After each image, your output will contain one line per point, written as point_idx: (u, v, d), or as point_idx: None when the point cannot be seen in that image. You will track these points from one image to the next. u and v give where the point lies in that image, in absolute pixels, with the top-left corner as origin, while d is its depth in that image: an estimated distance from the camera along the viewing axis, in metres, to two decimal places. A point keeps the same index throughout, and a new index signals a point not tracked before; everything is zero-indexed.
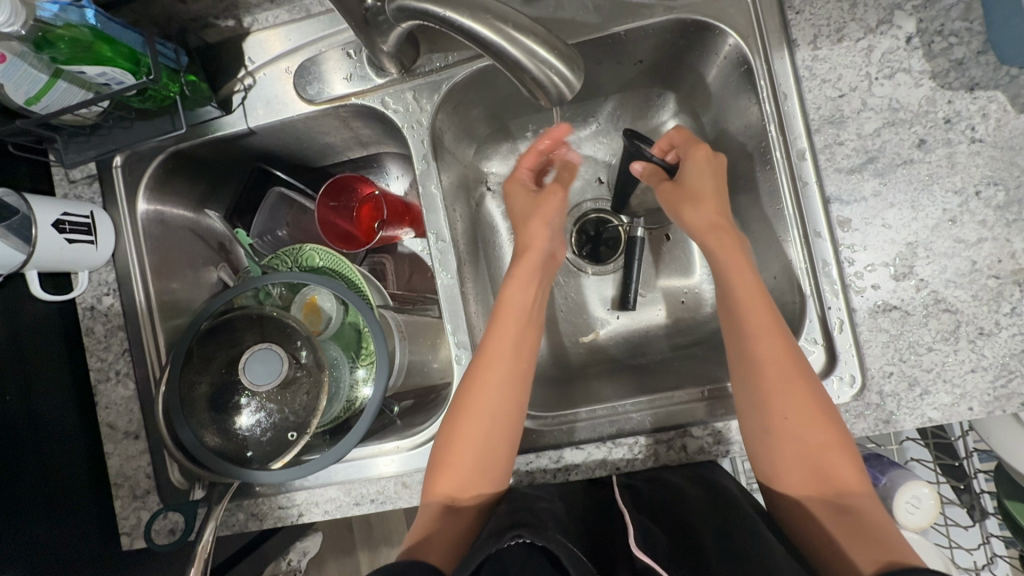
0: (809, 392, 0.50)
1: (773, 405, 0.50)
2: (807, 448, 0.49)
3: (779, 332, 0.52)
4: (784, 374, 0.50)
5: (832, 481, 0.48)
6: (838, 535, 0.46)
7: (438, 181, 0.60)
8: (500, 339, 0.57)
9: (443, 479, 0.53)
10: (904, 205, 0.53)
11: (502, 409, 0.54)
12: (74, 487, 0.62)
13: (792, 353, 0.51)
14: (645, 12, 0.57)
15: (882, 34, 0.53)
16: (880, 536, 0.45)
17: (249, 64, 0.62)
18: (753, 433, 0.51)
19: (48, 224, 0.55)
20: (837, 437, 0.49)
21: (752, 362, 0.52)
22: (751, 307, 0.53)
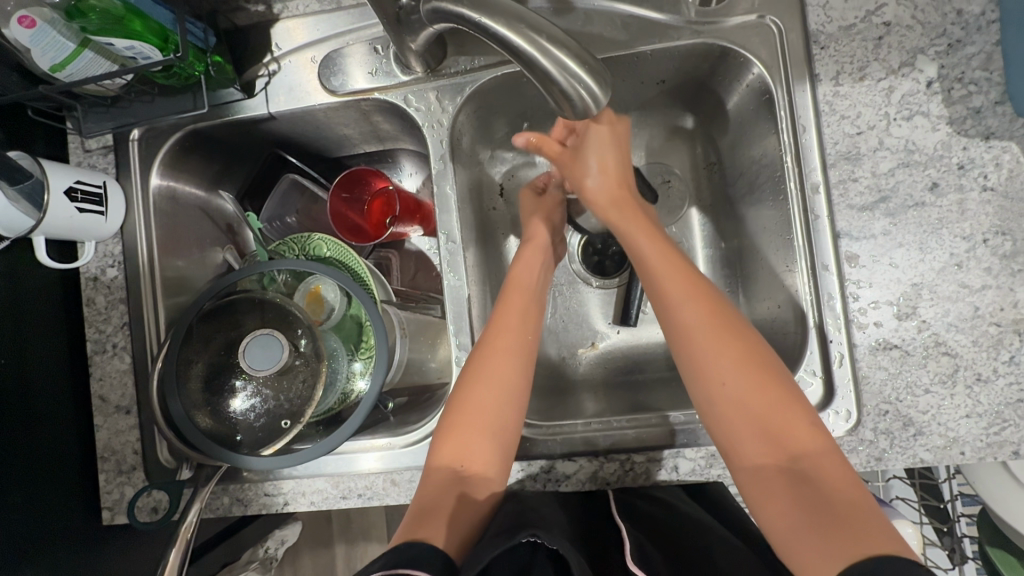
0: (753, 366, 0.50)
1: (724, 385, 0.50)
2: (761, 425, 0.48)
3: (715, 312, 0.52)
4: (728, 351, 0.50)
5: (795, 459, 0.47)
6: (807, 511, 0.44)
7: (453, 182, 0.60)
8: (512, 312, 0.59)
9: (451, 450, 0.54)
10: (912, 245, 0.53)
11: (513, 376, 0.56)
12: (60, 457, 0.61)
13: (732, 330, 0.51)
14: (673, 34, 0.58)
15: (904, 77, 0.54)
16: (849, 508, 0.43)
17: (275, 50, 0.62)
18: (712, 417, 0.50)
19: (60, 191, 0.55)
20: (793, 410, 0.48)
21: (695, 342, 0.52)
22: (681, 288, 0.53)
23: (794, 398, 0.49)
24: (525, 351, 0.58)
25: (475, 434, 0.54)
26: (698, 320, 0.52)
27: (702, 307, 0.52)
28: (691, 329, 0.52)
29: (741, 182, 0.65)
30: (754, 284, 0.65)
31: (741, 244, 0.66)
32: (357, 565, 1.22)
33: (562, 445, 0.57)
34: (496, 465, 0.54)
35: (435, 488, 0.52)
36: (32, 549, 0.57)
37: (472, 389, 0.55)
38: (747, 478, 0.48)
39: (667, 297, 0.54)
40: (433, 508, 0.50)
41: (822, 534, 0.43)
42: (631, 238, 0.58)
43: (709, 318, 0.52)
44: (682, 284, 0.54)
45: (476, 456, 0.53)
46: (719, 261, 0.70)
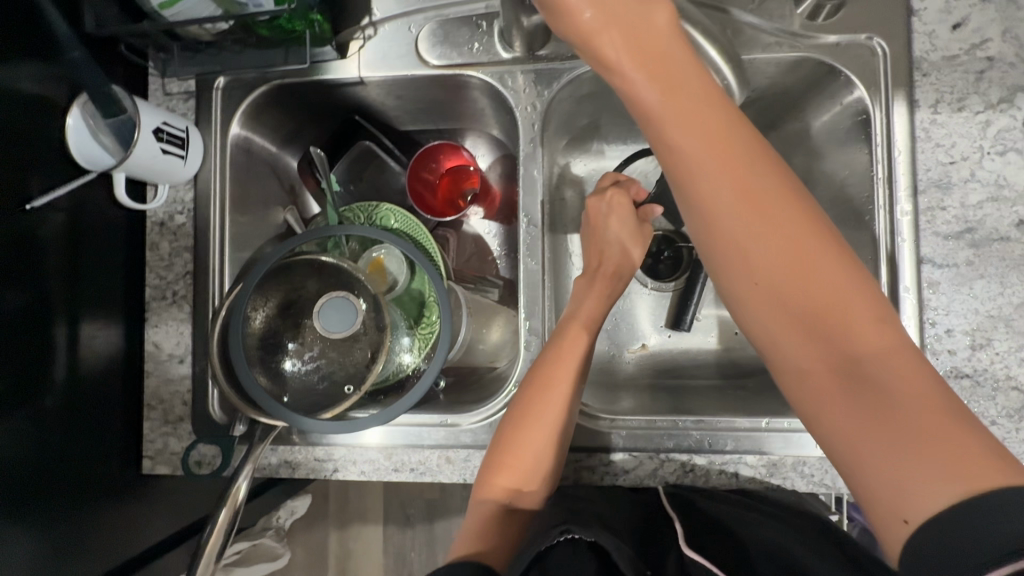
0: (774, 274, 0.40)
1: (786, 289, 0.39)
2: (819, 330, 0.38)
3: (770, 178, 0.40)
4: (792, 246, 0.39)
5: (875, 379, 0.36)
6: (925, 453, 0.34)
7: (541, 166, 0.60)
8: (565, 356, 0.55)
9: (497, 481, 0.53)
10: (993, 279, 0.54)
11: (559, 419, 0.54)
12: (111, 400, 0.60)
13: (728, 202, 0.40)
14: (776, 45, 0.58)
15: (1002, 112, 0.54)
16: (957, 442, 0.33)
17: (374, 14, 0.62)
18: (788, 344, 0.39)
19: (150, 130, 0.54)
20: (863, 288, 0.39)
21: (726, 235, 0.41)
22: (687, 163, 0.41)
23: (874, 292, 0.39)
24: (575, 395, 0.55)
25: (525, 463, 0.53)
26: (741, 223, 0.40)
27: (743, 186, 0.40)
28: (723, 226, 0.41)
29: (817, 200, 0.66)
30: None
31: None
32: (353, 545, 1.20)
33: (624, 439, 0.58)
34: (540, 496, 0.54)
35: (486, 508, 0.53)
36: (76, 490, 0.56)
37: (528, 417, 0.54)
38: (844, 428, 0.37)
39: (703, 189, 0.41)
40: (481, 530, 0.52)
41: (935, 467, 0.33)
42: (656, 119, 0.42)
43: (753, 206, 0.40)
44: (723, 160, 0.40)
45: (526, 483, 0.53)
46: None
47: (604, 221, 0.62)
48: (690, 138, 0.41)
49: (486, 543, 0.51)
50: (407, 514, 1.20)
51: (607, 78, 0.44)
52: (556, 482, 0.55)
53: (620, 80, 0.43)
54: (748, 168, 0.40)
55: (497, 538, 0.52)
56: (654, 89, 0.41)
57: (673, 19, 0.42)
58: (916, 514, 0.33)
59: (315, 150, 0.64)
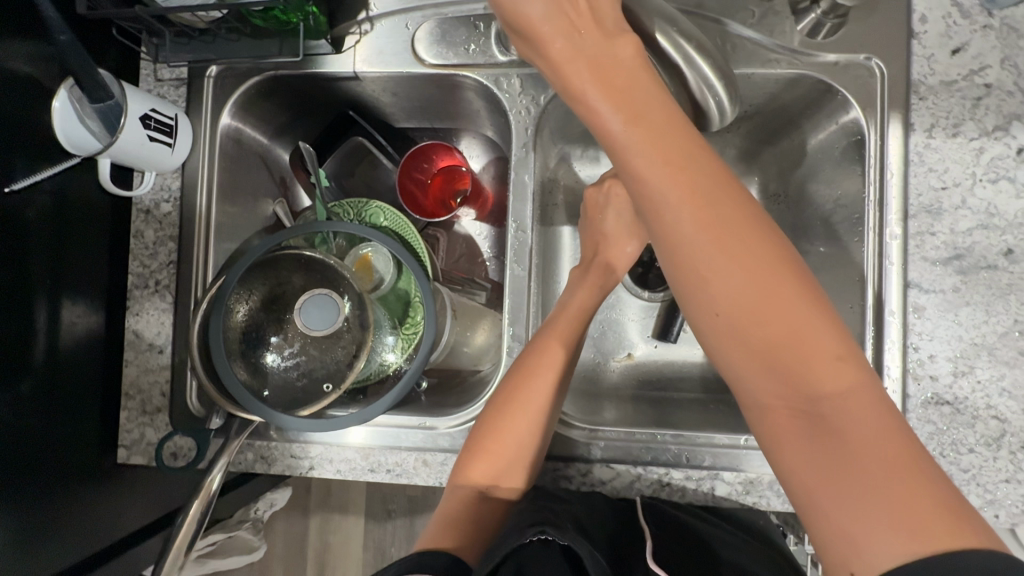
0: (740, 317, 0.38)
1: (750, 330, 0.38)
2: (785, 374, 0.37)
3: (737, 213, 0.39)
4: (760, 286, 0.37)
5: (837, 427, 0.36)
6: (884, 509, 0.34)
7: (532, 172, 0.60)
8: (553, 347, 0.55)
9: (479, 466, 0.53)
10: (979, 306, 0.54)
11: (543, 410, 0.54)
12: (87, 387, 0.60)
13: (703, 227, 0.38)
14: (775, 61, 0.58)
15: (996, 140, 0.54)
16: (915, 499, 0.33)
17: (371, 9, 0.61)
18: (750, 377, 0.38)
19: (136, 117, 0.54)
20: (833, 328, 0.37)
21: (688, 270, 0.39)
22: (662, 182, 0.39)
23: (845, 334, 0.38)
24: (561, 386, 0.55)
25: (502, 458, 0.53)
26: (708, 249, 0.38)
27: (708, 219, 0.38)
28: (688, 260, 0.39)
29: (809, 217, 0.66)
30: None
31: None
32: (332, 538, 1.19)
33: (602, 450, 0.57)
34: (517, 483, 0.54)
35: (459, 500, 0.53)
36: (51, 477, 0.55)
37: (508, 414, 0.54)
38: (806, 474, 0.37)
39: (667, 214, 0.39)
40: (457, 521, 0.52)
41: (889, 519, 0.33)
42: (622, 150, 0.41)
43: (718, 232, 0.38)
44: (687, 190, 0.39)
45: (500, 478, 0.53)
46: None
47: (602, 211, 0.62)
48: (651, 167, 0.40)
49: (461, 528, 0.51)
50: (387, 509, 1.20)
51: (574, 105, 0.44)
52: (535, 473, 0.55)
53: (588, 108, 0.43)
54: (712, 202, 0.38)
55: (470, 531, 0.52)
56: (618, 118, 0.41)
57: (637, 53, 0.43)
58: (866, 565, 0.34)
59: (305, 146, 0.63)
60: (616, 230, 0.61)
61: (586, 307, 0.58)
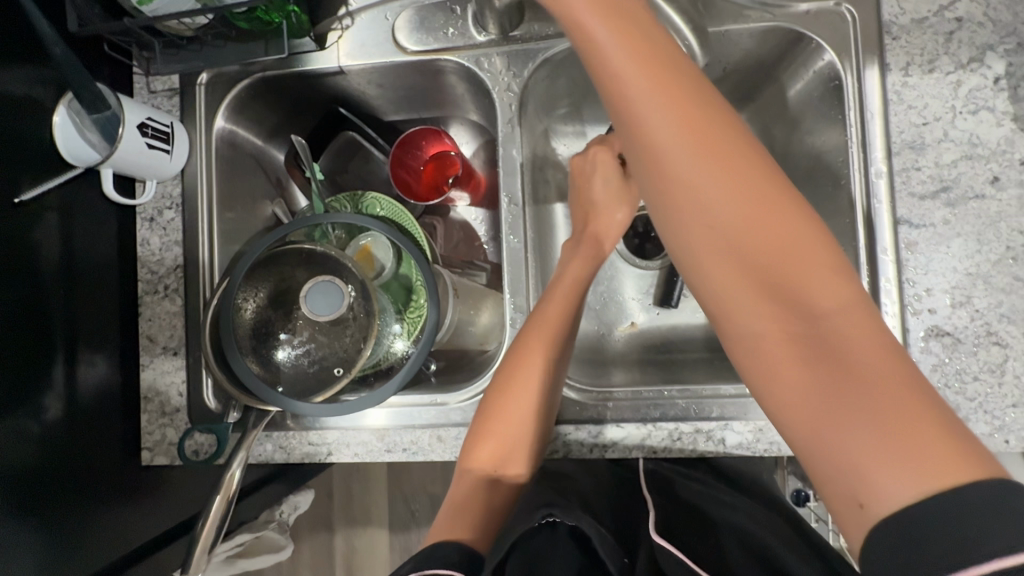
0: (728, 236, 0.37)
1: (739, 245, 0.37)
2: (771, 290, 0.36)
3: (730, 129, 0.38)
4: (757, 201, 0.37)
5: (838, 352, 0.34)
6: (891, 442, 0.32)
7: (519, 146, 0.61)
8: (550, 320, 0.56)
9: (486, 447, 0.54)
10: (971, 237, 0.54)
11: (541, 388, 0.54)
12: (107, 393, 0.61)
13: (685, 137, 0.37)
14: (746, 16, 0.59)
15: (972, 71, 0.55)
16: (924, 431, 0.32)
17: (350, 5, 0.63)
18: (735, 294, 0.37)
19: (134, 126, 0.56)
20: (829, 260, 0.37)
21: (672, 183, 0.38)
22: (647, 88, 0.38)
23: (845, 267, 0.37)
24: (557, 363, 0.55)
25: (509, 440, 0.54)
26: (692, 159, 0.37)
27: (690, 126, 0.38)
28: (668, 169, 0.38)
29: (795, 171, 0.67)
30: None
31: None
32: (359, 539, 1.21)
33: (610, 411, 0.58)
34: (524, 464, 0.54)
35: (470, 485, 0.54)
36: (79, 480, 0.57)
37: (508, 393, 0.54)
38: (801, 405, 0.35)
39: (650, 120, 0.38)
40: (468, 506, 0.52)
41: (900, 446, 0.32)
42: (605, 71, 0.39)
43: (702, 144, 0.37)
44: (670, 99, 0.38)
45: (510, 462, 0.54)
46: None
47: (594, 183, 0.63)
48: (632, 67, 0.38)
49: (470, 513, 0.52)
50: (411, 509, 1.20)
51: None
52: (541, 451, 0.56)
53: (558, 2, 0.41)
54: (699, 115, 0.38)
55: (480, 515, 0.52)
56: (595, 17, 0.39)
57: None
58: (873, 506, 0.32)
59: (298, 138, 0.65)
60: (601, 199, 0.62)
61: (581, 279, 0.59)
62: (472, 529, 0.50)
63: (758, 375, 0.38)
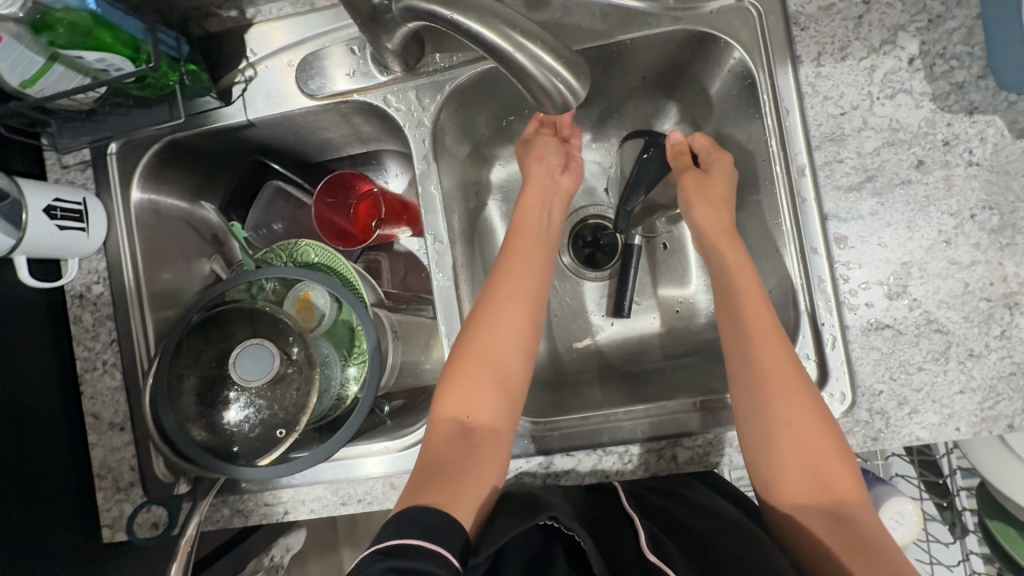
0: (823, 428, 0.50)
1: (792, 437, 0.50)
2: (819, 473, 0.49)
3: (784, 349, 0.52)
4: (809, 405, 0.50)
5: (835, 493, 0.49)
6: (828, 542, 0.47)
7: (438, 182, 0.60)
8: (512, 268, 0.60)
9: (451, 399, 0.55)
10: (901, 225, 0.53)
11: (514, 329, 0.57)
12: (57, 478, 0.61)
13: (796, 363, 0.52)
14: (651, 22, 0.57)
15: (885, 54, 0.53)
16: (880, 550, 0.46)
17: (250, 56, 0.62)
18: (788, 470, 0.50)
19: (38, 210, 0.54)
20: (842, 443, 0.50)
21: (765, 384, 0.51)
22: (761, 323, 0.53)
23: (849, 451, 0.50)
24: (532, 309, 0.59)
25: (482, 393, 0.55)
26: (785, 376, 0.51)
27: (782, 345, 0.52)
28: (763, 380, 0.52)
29: None
30: None
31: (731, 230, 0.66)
32: None
33: (559, 440, 0.58)
34: (504, 416, 0.55)
35: (443, 436, 0.54)
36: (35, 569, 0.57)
37: (470, 344, 0.56)
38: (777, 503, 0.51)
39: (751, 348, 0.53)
40: (443, 462, 0.52)
41: (847, 564, 0.46)
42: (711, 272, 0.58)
43: (795, 372, 0.51)
44: (774, 332, 0.53)
45: (480, 412, 0.54)
46: None
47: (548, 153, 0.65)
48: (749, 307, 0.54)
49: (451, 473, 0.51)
50: None
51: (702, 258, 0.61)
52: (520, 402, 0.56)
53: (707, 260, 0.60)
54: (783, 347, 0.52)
55: (456, 473, 0.51)
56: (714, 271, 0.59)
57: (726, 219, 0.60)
58: None
59: (207, 205, 0.71)
60: (534, 158, 0.65)
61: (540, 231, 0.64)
62: (445, 496, 0.50)
63: (760, 491, 0.52)
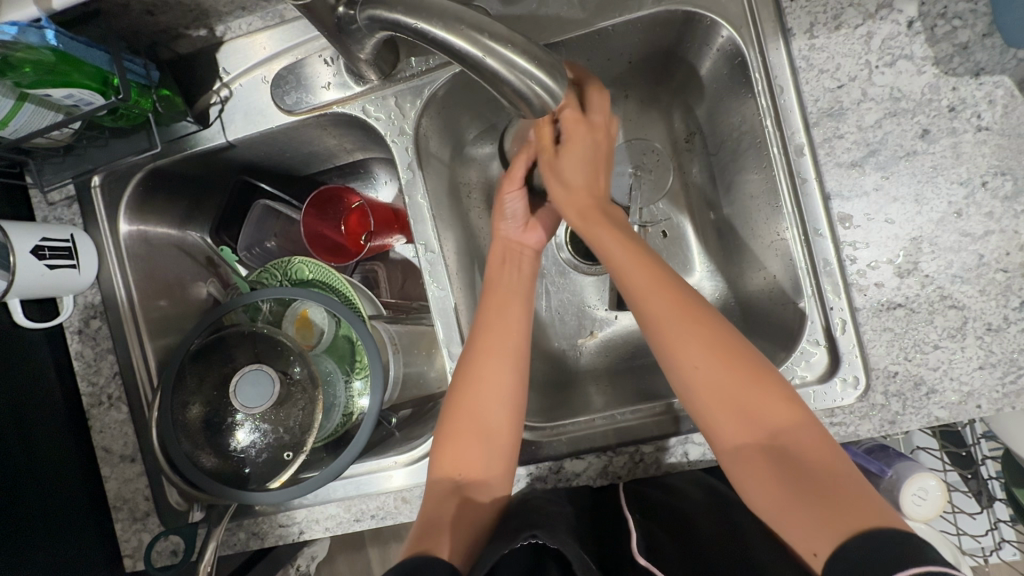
0: (731, 356, 0.48)
1: (702, 377, 0.48)
2: (743, 410, 0.47)
3: (672, 292, 0.51)
4: (710, 340, 0.49)
5: (772, 427, 0.46)
6: (778, 483, 0.44)
7: (424, 191, 0.58)
8: (499, 321, 0.58)
9: (447, 451, 0.54)
10: (908, 199, 0.51)
11: (502, 391, 0.55)
12: (74, 513, 0.62)
13: (680, 301, 0.51)
14: (632, 5, 0.54)
15: (883, 19, 0.51)
16: (830, 474, 0.43)
17: (224, 76, 0.60)
18: (717, 420, 0.47)
19: (27, 252, 0.54)
20: (753, 369, 0.47)
21: (667, 331, 0.50)
22: (644, 272, 0.53)
23: (766, 372, 0.48)
24: (519, 359, 0.56)
25: (471, 448, 0.54)
26: (676, 316, 0.50)
27: (667, 289, 0.52)
28: (660, 325, 0.51)
29: (722, 152, 0.63)
30: (746, 255, 0.63)
31: (729, 215, 0.64)
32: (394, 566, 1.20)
33: (568, 445, 0.57)
34: (498, 471, 0.53)
35: (437, 490, 0.53)
36: None
37: (461, 394, 0.55)
38: (720, 452, 0.48)
39: (646, 301, 0.52)
40: (436, 518, 0.51)
41: (807, 504, 0.43)
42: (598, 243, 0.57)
43: (682, 309, 0.50)
44: (658, 278, 0.52)
45: (473, 466, 0.53)
46: (711, 234, 0.67)
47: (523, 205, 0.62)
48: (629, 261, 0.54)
49: (444, 526, 0.51)
50: None
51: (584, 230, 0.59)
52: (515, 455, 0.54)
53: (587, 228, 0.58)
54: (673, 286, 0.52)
55: (449, 528, 0.50)
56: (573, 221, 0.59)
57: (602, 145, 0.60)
58: (823, 549, 0.41)
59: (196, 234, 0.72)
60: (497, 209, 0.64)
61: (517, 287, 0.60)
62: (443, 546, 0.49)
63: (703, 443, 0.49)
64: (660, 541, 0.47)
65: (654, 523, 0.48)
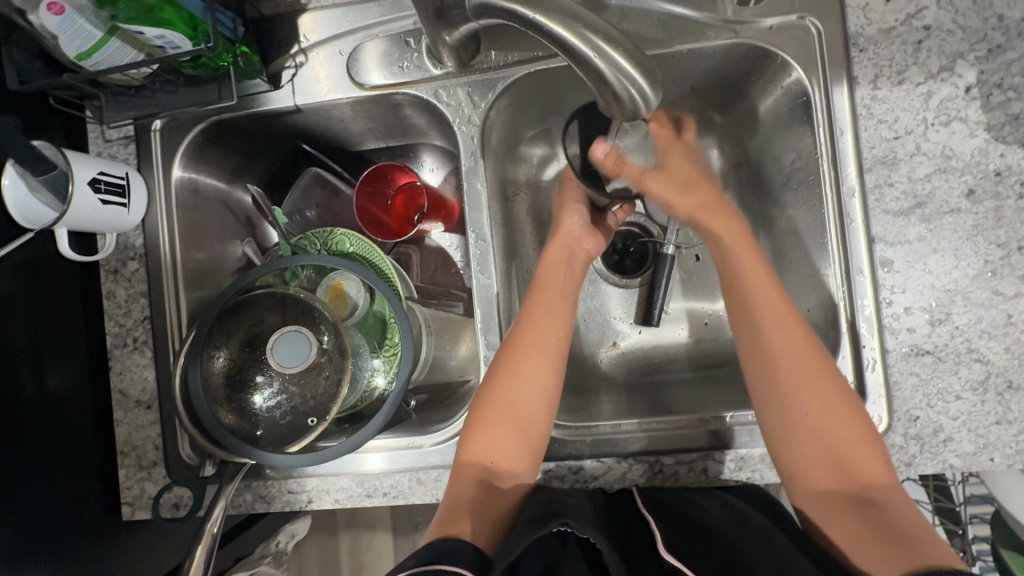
0: (843, 405, 0.50)
1: (811, 418, 0.50)
2: (837, 457, 0.49)
3: (798, 326, 0.52)
4: (826, 386, 0.50)
5: (861, 477, 0.48)
6: (860, 527, 0.46)
7: (484, 179, 0.60)
8: (535, 320, 0.58)
9: (476, 441, 0.55)
10: (948, 252, 0.53)
11: (544, 387, 0.55)
12: (83, 452, 0.61)
13: (803, 337, 0.52)
14: (709, 34, 0.57)
15: (943, 81, 0.53)
16: (911, 527, 0.45)
17: (302, 41, 0.61)
18: (811, 460, 0.49)
19: (85, 182, 0.54)
20: (857, 424, 0.49)
21: (777, 365, 0.51)
22: (765, 299, 0.53)
23: (868, 429, 0.49)
24: (557, 354, 0.57)
25: (501, 436, 0.54)
26: (789, 351, 0.51)
27: (785, 322, 0.52)
28: (771, 356, 0.52)
29: (768, 186, 0.65)
30: (779, 286, 0.65)
31: (767, 246, 0.66)
32: (364, 557, 1.18)
33: (591, 446, 0.58)
34: (528, 466, 0.54)
35: (467, 478, 0.53)
36: (53, 545, 0.56)
37: (500, 385, 0.55)
38: (803, 489, 0.50)
39: (765, 330, 0.52)
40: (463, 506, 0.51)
41: (882, 545, 0.44)
42: (728, 254, 0.56)
43: (807, 348, 0.51)
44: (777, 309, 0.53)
45: (503, 456, 0.54)
46: None
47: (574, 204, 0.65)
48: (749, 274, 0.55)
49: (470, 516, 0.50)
50: (415, 522, 1.19)
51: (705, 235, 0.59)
52: (543, 451, 0.55)
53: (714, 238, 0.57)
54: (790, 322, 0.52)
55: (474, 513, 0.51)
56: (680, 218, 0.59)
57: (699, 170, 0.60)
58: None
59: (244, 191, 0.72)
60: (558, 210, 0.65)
61: (563, 282, 0.62)
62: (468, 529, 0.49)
63: (786, 478, 0.51)
64: (679, 544, 0.47)
65: (670, 526, 0.49)
